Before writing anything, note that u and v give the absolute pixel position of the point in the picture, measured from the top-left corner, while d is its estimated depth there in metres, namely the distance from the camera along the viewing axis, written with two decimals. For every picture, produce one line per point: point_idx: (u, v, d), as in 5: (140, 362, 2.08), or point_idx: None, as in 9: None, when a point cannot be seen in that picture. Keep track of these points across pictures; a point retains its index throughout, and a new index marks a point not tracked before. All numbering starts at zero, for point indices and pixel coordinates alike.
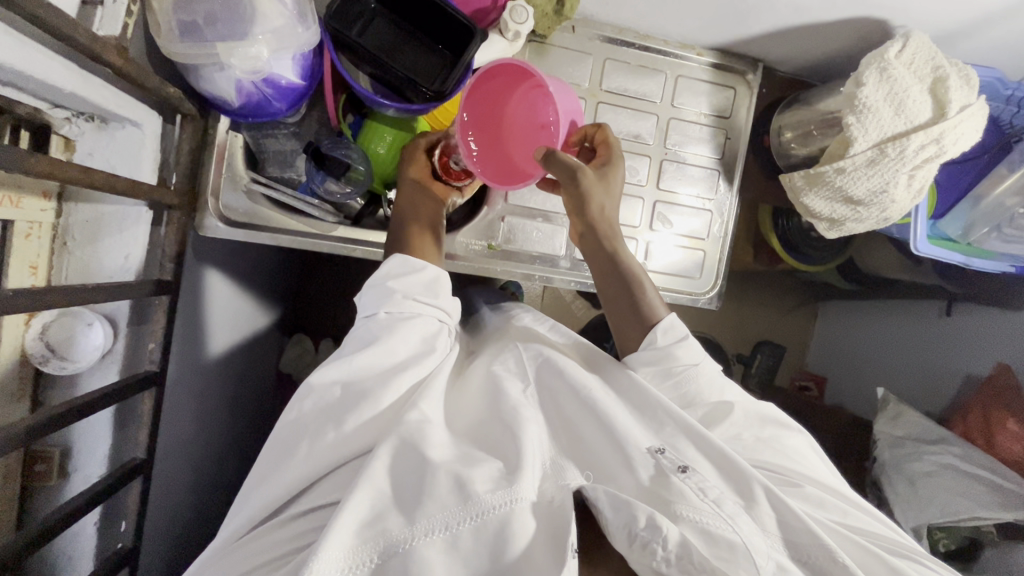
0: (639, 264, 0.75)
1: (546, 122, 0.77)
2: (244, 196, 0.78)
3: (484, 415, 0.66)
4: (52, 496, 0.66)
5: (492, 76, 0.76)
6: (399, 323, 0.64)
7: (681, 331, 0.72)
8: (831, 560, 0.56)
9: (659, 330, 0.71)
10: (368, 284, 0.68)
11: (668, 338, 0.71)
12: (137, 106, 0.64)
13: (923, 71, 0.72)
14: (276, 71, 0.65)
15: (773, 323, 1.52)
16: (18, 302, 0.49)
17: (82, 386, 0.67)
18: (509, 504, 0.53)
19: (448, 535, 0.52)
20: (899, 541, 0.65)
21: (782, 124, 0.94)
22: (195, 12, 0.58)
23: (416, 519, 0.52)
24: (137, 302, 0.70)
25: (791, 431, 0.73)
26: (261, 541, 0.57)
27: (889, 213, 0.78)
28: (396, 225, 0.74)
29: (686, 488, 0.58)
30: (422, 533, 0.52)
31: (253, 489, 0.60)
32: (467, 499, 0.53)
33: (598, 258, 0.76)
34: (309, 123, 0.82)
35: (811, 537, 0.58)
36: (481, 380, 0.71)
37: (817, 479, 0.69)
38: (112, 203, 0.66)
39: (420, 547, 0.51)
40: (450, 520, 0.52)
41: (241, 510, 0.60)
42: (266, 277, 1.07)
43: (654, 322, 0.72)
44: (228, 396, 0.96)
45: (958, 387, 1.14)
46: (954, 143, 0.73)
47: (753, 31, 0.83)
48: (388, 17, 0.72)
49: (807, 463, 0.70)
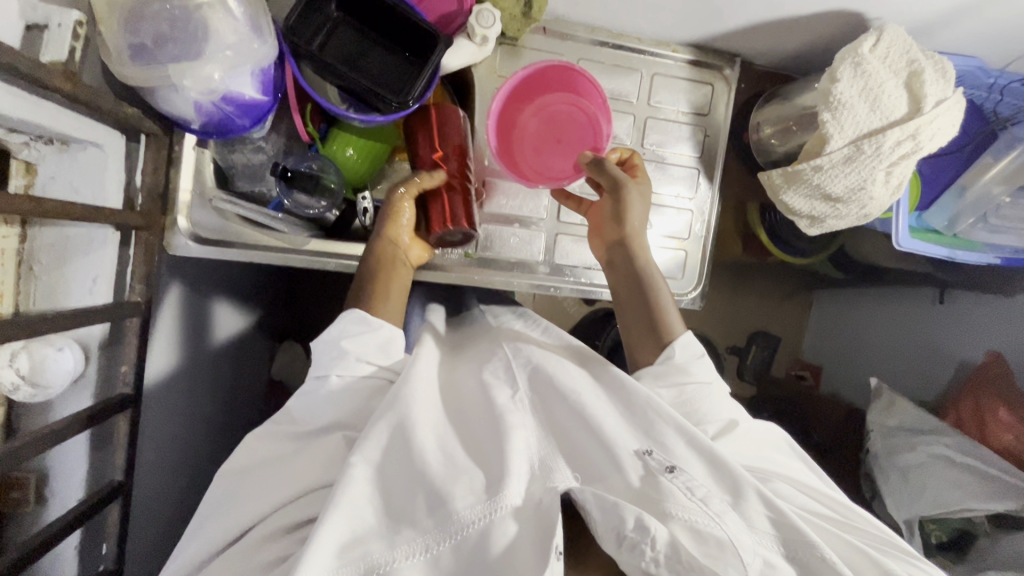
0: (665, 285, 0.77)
1: (563, 138, 0.79)
2: (213, 212, 0.77)
3: (476, 412, 0.65)
4: (29, 524, 0.66)
5: (531, 85, 0.79)
6: (350, 391, 0.64)
7: (698, 349, 0.72)
8: (813, 556, 0.56)
9: (676, 347, 0.71)
10: (325, 339, 0.68)
11: (685, 354, 0.71)
12: (98, 128, 0.63)
13: (898, 64, 0.71)
14: (234, 90, 0.63)
15: (767, 314, 1.44)
16: None
17: (56, 412, 0.67)
18: (488, 517, 0.53)
19: (427, 556, 0.52)
20: (890, 540, 0.64)
21: (761, 118, 0.92)
22: (142, 32, 0.57)
23: (397, 542, 0.52)
24: (109, 325, 0.69)
25: (767, 432, 0.73)
26: (235, 552, 0.56)
27: (868, 209, 0.77)
28: (368, 279, 0.74)
29: (674, 488, 0.57)
30: (403, 554, 0.52)
31: (195, 531, 0.60)
32: (445, 519, 0.53)
33: (625, 270, 0.79)
34: (276, 135, 0.79)
35: (792, 532, 0.58)
36: (473, 387, 0.69)
37: (800, 481, 0.69)
38: (77, 227, 0.65)
39: (400, 568, 0.51)
40: (429, 541, 0.52)
41: (209, 529, 0.59)
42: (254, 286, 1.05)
43: (668, 341, 0.73)
44: (221, 408, 0.95)
45: (951, 376, 1.13)
46: (930, 138, 0.72)
47: (728, 26, 0.81)
48: (351, 24, 0.70)
49: (785, 464, 0.70)
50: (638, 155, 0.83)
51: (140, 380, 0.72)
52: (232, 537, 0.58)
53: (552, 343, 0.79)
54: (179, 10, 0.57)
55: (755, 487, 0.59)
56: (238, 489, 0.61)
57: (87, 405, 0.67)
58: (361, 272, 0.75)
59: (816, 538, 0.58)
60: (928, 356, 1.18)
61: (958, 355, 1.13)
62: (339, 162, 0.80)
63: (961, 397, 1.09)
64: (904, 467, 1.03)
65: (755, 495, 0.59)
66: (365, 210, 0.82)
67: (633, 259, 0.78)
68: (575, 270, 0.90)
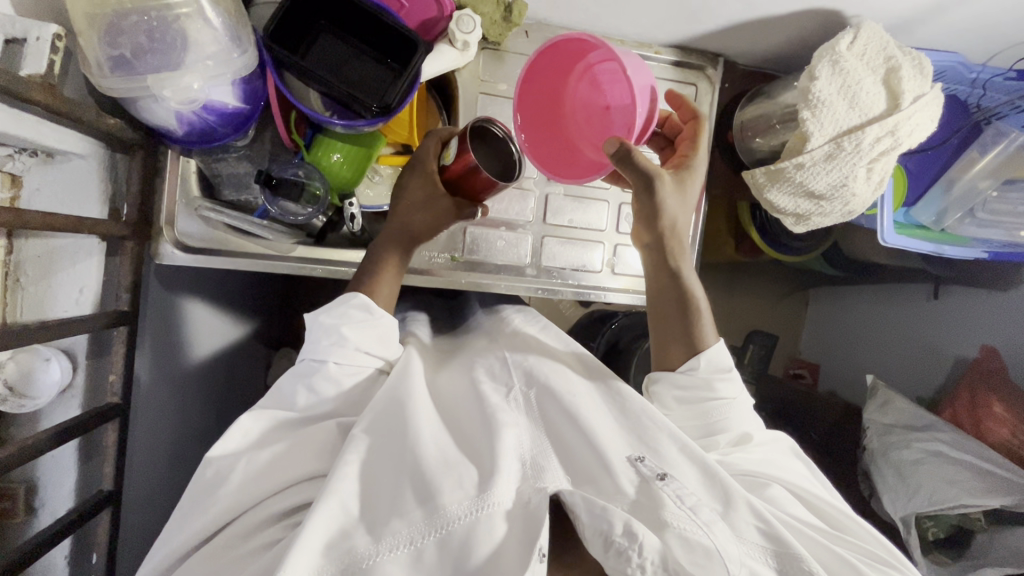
0: (700, 286, 0.72)
1: (608, 105, 0.74)
2: (198, 220, 0.77)
3: (465, 417, 0.65)
4: (19, 534, 0.67)
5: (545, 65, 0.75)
6: (347, 380, 0.65)
7: (724, 363, 0.69)
8: (801, 571, 0.55)
9: (703, 358, 0.68)
10: (325, 321, 0.67)
11: (710, 368, 0.68)
12: (83, 141, 0.64)
13: (875, 61, 0.71)
14: (216, 98, 0.64)
15: (762, 311, 1.44)
16: None
17: (45, 421, 0.68)
18: (474, 514, 0.52)
19: (412, 549, 0.50)
20: (887, 559, 0.63)
21: (744, 119, 0.92)
22: (121, 45, 0.57)
23: (381, 536, 0.51)
24: (95, 334, 0.70)
25: (775, 441, 0.72)
26: (222, 537, 0.57)
27: (852, 206, 0.78)
28: (372, 259, 0.74)
29: (664, 495, 0.55)
30: (387, 548, 0.50)
31: (180, 521, 0.59)
32: (434, 513, 0.52)
33: (656, 272, 0.72)
34: (260, 145, 0.78)
35: (779, 543, 0.56)
36: (465, 387, 0.69)
37: (796, 487, 0.68)
38: (62, 237, 0.66)
39: (383, 562, 0.50)
40: (415, 533, 0.51)
41: (192, 519, 0.58)
42: (253, 295, 1.05)
43: (701, 348, 0.69)
44: (222, 403, 0.94)
45: (948, 371, 1.13)
46: (909, 134, 0.72)
47: (708, 27, 0.82)
48: (333, 32, 0.70)
49: (785, 470, 0.70)
50: (707, 120, 0.75)
51: (128, 390, 0.72)
52: (220, 524, 0.58)
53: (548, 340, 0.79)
54: (157, 21, 0.58)
55: (746, 499, 0.59)
56: (226, 475, 0.59)
57: (76, 413, 0.68)
58: (373, 252, 0.75)
59: (803, 552, 0.56)
60: (924, 351, 1.18)
61: (955, 350, 1.12)
62: (324, 168, 0.78)
63: (957, 392, 1.08)
64: (899, 463, 1.02)
65: (747, 506, 0.58)
66: (352, 216, 0.81)
67: (670, 261, 0.71)
68: (563, 272, 0.91)
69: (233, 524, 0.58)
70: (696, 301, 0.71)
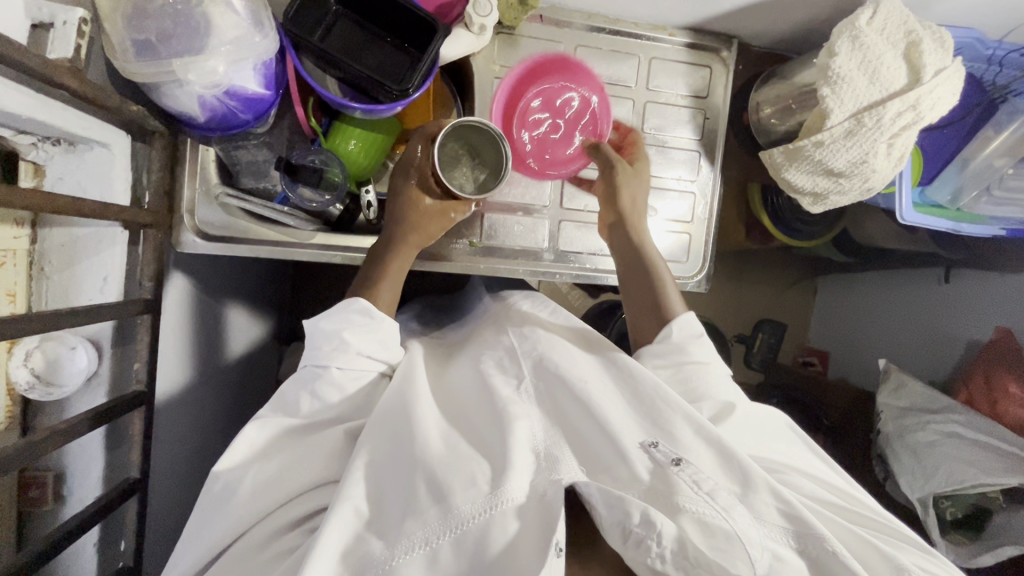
0: (660, 261, 0.77)
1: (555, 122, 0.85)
2: (219, 209, 0.78)
3: (474, 409, 0.64)
4: (49, 522, 0.68)
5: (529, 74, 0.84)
6: (351, 386, 0.64)
7: (695, 330, 0.71)
8: (824, 551, 0.54)
9: (675, 325, 0.70)
10: (322, 331, 0.66)
11: (683, 334, 0.70)
12: (105, 127, 0.64)
13: (895, 36, 0.72)
14: (239, 84, 0.65)
15: (771, 299, 1.43)
16: (10, 329, 0.50)
17: (71, 409, 0.68)
18: (488, 512, 0.50)
19: (427, 550, 0.49)
20: (895, 529, 0.62)
21: (760, 100, 0.94)
22: (147, 29, 0.59)
23: (396, 540, 0.50)
24: (120, 322, 0.71)
25: (767, 417, 0.70)
26: (244, 544, 0.57)
27: (871, 182, 0.79)
28: (378, 253, 0.74)
29: (680, 480, 0.54)
30: (403, 550, 0.49)
31: (203, 526, 0.58)
32: (448, 513, 0.50)
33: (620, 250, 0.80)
34: (280, 131, 0.79)
35: (803, 525, 0.55)
36: (474, 376, 0.68)
37: (811, 475, 0.66)
38: (87, 227, 0.66)
39: (400, 566, 0.48)
40: (430, 534, 0.49)
41: (208, 529, 0.57)
42: (267, 289, 1.05)
43: (669, 317, 0.72)
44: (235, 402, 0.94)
45: (961, 353, 1.10)
46: (931, 108, 0.73)
47: (724, 8, 0.82)
48: (350, 17, 0.70)
49: (799, 460, 0.67)
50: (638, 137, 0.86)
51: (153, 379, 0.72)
52: (240, 529, 0.57)
53: (558, 324, 0.79)
54: (181, 6, 0.59)
55: (764, 479, 0.56)
56: (238, 483, 0.58)
57: (102, 402, 0.69)
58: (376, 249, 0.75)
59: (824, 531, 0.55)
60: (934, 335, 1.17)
61: (966, 332, 1.10)
62: (343, 155, 0.78)
63: (971, 373, 1.06)
64: (916, 446, 1.01)
65: (765, 488, 0.56)
66: (369, 204, 0.80)
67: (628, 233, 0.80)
68: (580, 256, 0.91)
69: (250, 533, 0.58)
70: (659, 279, 0.76)
